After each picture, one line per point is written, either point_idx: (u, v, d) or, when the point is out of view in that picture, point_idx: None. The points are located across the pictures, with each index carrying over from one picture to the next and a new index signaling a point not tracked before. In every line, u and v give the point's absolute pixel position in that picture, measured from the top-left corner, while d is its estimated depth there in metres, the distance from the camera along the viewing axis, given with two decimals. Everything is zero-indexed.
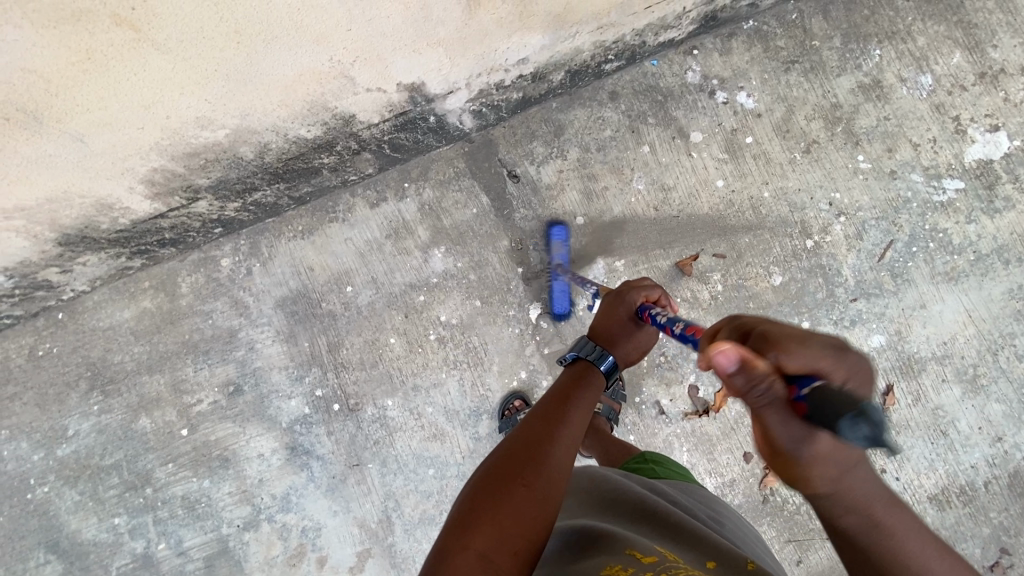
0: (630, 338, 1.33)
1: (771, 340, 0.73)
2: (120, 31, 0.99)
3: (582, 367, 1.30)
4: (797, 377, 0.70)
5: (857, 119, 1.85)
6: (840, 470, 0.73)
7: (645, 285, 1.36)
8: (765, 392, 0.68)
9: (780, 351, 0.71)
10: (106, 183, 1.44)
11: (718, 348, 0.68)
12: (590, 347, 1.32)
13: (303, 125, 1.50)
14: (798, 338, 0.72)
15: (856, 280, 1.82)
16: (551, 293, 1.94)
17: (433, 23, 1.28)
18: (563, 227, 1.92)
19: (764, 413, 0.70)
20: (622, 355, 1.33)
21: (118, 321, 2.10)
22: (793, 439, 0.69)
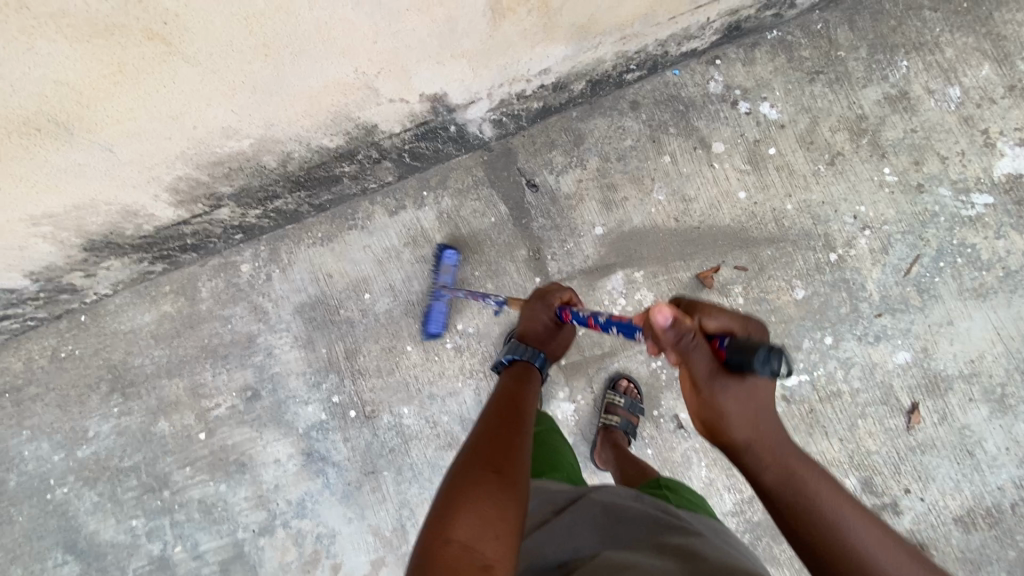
0: (554, 336, 1.51)
1: (698, 308, 1.04)
2: (152, 45, 0.99)
3: (521, 367, 1.44)
4: (713, 332, 1.01)
5: (883, 131, 1.82)
6: (750, 411, 0.96)
7: (557, 287, 1.55)
8: (693, 340, 0.96)
9: (704, 316, 1.02)
10: (132, 191, 1.45)
11: (660, 308, 0.92)
12: (523, 348, 1.45)
13: (326, 135, 1.51)
14: (711, 307, 1.04)
15: (881, 295, 1.79)
16: (428, 312, 1.94)
17: (458, 35, 1.28)
18: (454, 251, 1.93)
19: (690, 358, 0.97)
20: (550, 350, 1.50)
21: (139, 324, 2.13)
22: (709, 374, 0.96)
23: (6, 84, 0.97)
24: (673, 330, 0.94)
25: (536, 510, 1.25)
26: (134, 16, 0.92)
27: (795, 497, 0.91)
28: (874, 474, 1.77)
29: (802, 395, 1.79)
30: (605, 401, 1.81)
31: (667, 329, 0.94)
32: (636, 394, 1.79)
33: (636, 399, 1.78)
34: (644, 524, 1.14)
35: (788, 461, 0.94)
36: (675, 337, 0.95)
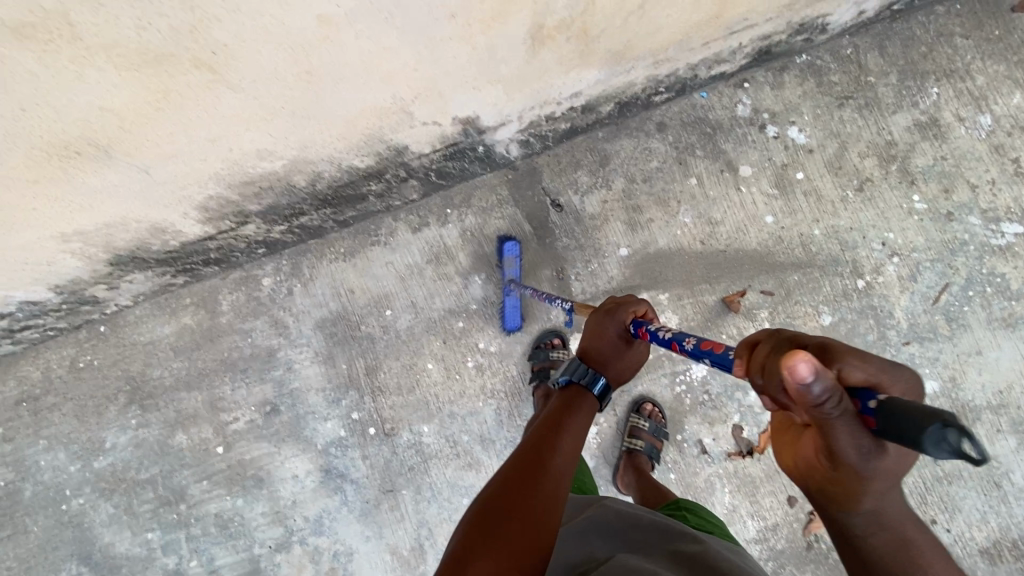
0: (621, 358, 1.26)
1: (832, 349, 0.61)
2: (199, 74, 0.98)
3: (576, 393, 1.24)
4: (858, 389, 0.59)
5: (912, 158, 1.81)
6: (887, 486, 0.65)
7: (633, 300, 1.27)
8: (836, 406, 0.57)
9: (844, 361, 0.60)
10: (163, 210, 1.45)
11: (798, 354, 0.54)
12: (583, 370, 1.24)
13: (358, 156, 1.51)
14: (854, 349, 0.61)
15: (909, 323, 1.78)
16: (503, 308, 1.96)
17: (496, 62, 1.27)
18: (514, 242, 1.93)
19: (831, 426, 0.59)
20: (615, 376, 1.26)
21: (158, 335, 2.12)
22: (859, 452, 0.60)
23: (52, 111, 0.96)
24: (818, 388, 0.55)
25: None
26: (183, 46, 0.91)
27: (908, 569, 0.70)
28: None
29: None
30: (629, 424, 1.81)
31: (812, 386, 0.55)
32: (660, 417, 1.80)
33: (660, 422, 1.78)
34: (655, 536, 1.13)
35: (901, 529, 0.71)
36: (815, 401, 0.56)
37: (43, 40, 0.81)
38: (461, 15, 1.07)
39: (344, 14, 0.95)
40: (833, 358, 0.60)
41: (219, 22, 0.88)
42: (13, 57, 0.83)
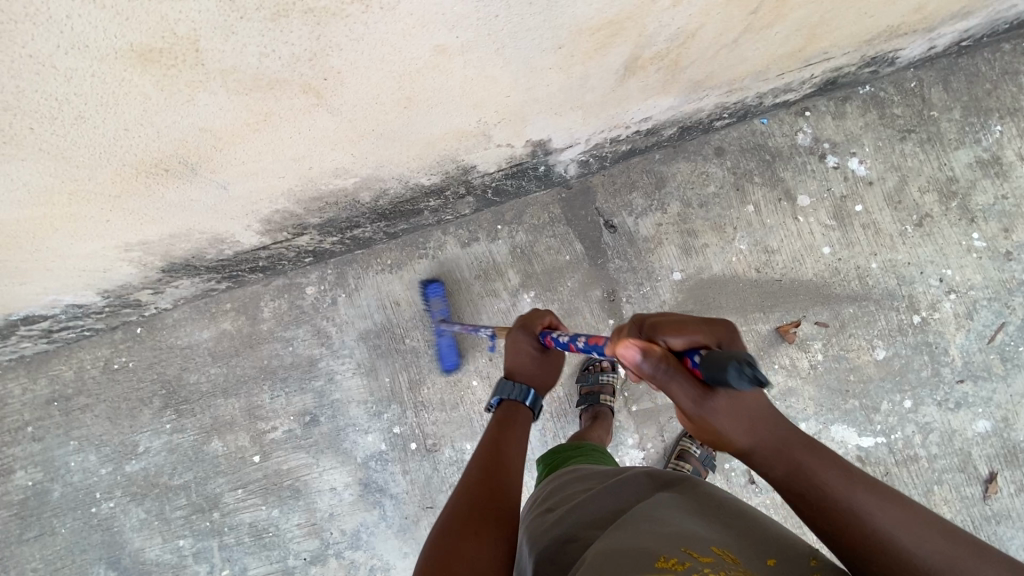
0: (544, 366, 1.29)
1: (657, 329, 0.89)
2: (304, 98, 0.95)
3: (509, 408, 1.23)
4: (686, 351, 0.86)
5: (973, 195, 1.81)
6: (743, 419, 0.85)
7: (537, 314, 1.35)
8: (663, 364, 0.83)
9: (666, 335, 0.88)
10: (228, 222, 1.42)
11: (621, 343, 0.85)
12: (511, 386, 1.24)
13: (427, 174, 1.49)
14: (673, 324, 0.88)
15: (963, 361, 1.78)
16: (438, 348, 1.96)
17: (584, 90, 1.25)
18: (437, 283, 1.95)
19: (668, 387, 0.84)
20: (543, 386, 1.28)
21: (196, 340, 2.09)
22: (699, 399, 0.82)
23: (153, 131, 0.93)
24: (644, 360, 0.84)
25: (583, 481, 1.30)
26: (298, 72, 0.88)
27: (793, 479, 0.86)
28: None
29: (879, 457, 1.77)
30: (680, 447, 1.80)
31: (638, 361, 0.84)
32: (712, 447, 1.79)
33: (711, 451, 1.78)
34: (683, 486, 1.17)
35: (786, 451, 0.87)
36: (651, 368, 0.84)
37: (166, 65, 0.78)
38: (569, 47, 1.05)
39: (459, 44, 0.93)
40: (657, 336, 0.88)
41: (339, 52, 0.85)
42: (133, 80, 0.80)
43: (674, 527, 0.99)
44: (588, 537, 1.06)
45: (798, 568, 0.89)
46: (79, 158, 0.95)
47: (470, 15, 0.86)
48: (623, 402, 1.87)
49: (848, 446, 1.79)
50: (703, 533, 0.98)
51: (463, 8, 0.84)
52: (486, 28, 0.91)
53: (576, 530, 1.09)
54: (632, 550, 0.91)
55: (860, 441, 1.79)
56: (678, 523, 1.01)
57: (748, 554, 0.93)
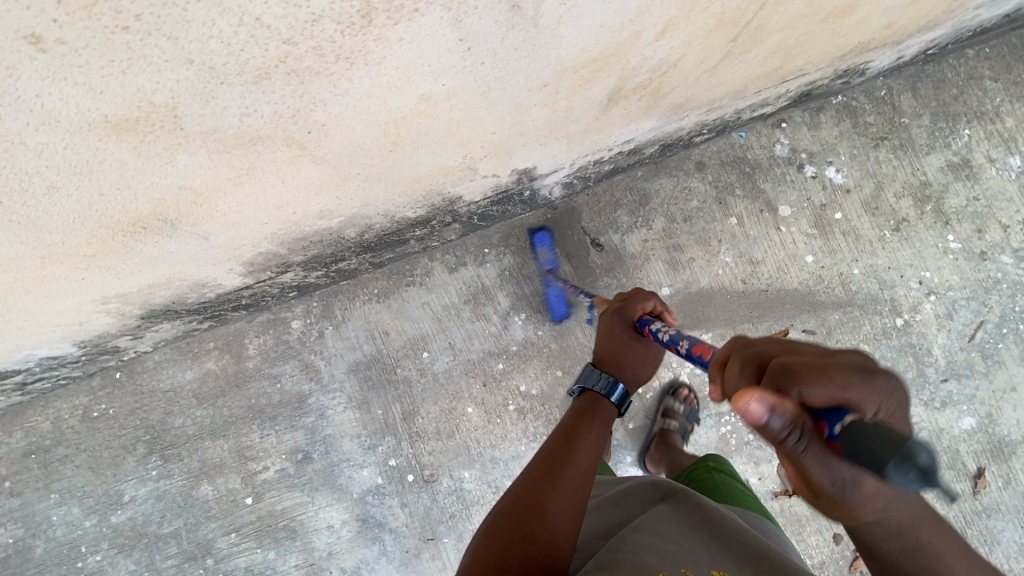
0: (631, 354, 1.27)
1: (791, 375, 0.67)
2: (287, 150, 0.92)
3: (592, 398, 1.25)
4: (823, 411, 0.66)
5: (946, 198, 1.86)
6: (881, 495, 0.69)
7: (638, 296, 1.30)
8: (797, 435, 0.64)
9: (802, 387, 0.66)
10: (209, 268, 1.38)
11: (751, 397, 0.62)
12: (598, 376, 1.25)
13: (412, 208, 1.48)
14: (812, 371, 0.66)
15: (946, 360, 1.82)
16: (547, 301, 1.94)
17: (568, 122, 1.25)
18: (545, 232, 1.93)
19: (801, 456, 0.65)
20: (630, 379, 1.28)
21: (180, 382, 2.02)
22: (831, 474, 0.66)
23: (130, 194, 0.90)
24: (780, 421, 0.63)
25: (586, 493, 1.31)
26: (281, 128, 0.85)
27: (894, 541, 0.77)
28: None
29: None
30: (664, 406, 1.82)
31: (769, 421, 0.63)
32: (694, 400, 1.82)
33: (694, 405, 1.82)
34: (686, 502, 1.17)
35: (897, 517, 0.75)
36: (782, 435, 0.64)
37: (143, 131, 0.75)
38: (554, 84, 1.04)
39: (445, 91, 0.91)
40: (790, 388, 0.66)
41: (323, 107, 0.83)
42: (107, 149, 0.76)
43: (676, 544, 0.99)
44: (590, 547, 1.07)
45: None
46: (52, 225, 0.92)
47: (455, 65, 0.85)
48: (620, 419, 1.89)
49: None
50: (703, 556, 0.98)
51: (447, 58, 0.82)
52: (472, 74, 0.89)
53: (579, 539, 1.11)
54: (631, 562, 0.91)
55: None
56: (680, 542, 1.01)
57: None
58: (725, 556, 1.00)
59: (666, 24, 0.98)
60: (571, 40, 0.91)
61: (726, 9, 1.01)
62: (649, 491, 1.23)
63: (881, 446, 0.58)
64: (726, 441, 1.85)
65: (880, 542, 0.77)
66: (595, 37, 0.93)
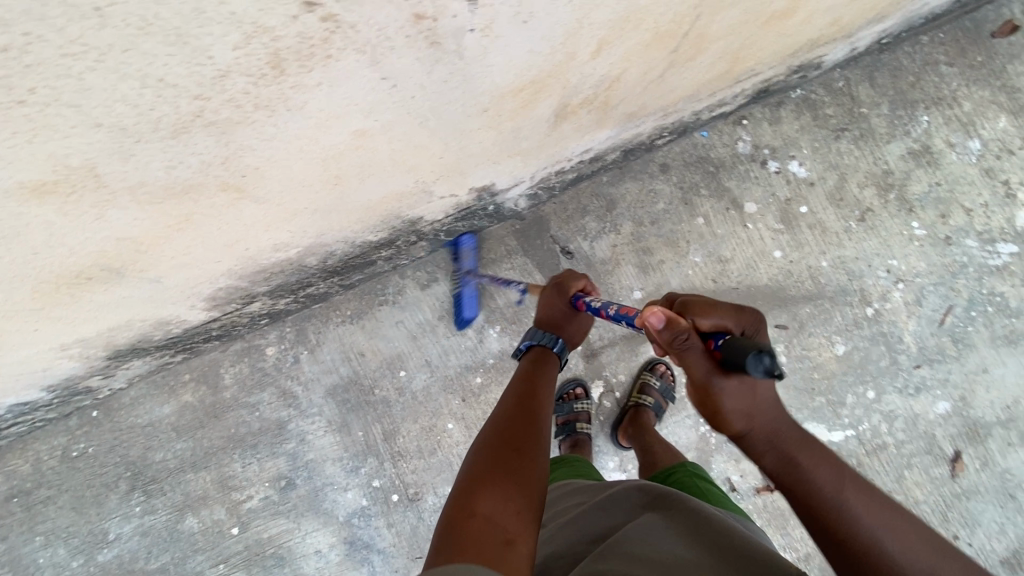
0: (572, 322, 1.39)
1: (688, 305, 0.99)
2: (224, 195, 0.92)
3: (537, 353, 1.34)
4: (711, 331, 0.95)
5: (909, 185, 1.87)
6: (751, 402, 0.94)
7: (572, 275, 1.44)
8: (685, 336, 0.92)
9: (696, 315, 0.97)
10: (170, 307, 1.36)
11: (652, 310, 0.94)
12: (541, 334, 1.36)
13: (372, 232, 1.47)
14: (702, 304, 0.98)
15: (918, 347, 1.84)
16: (459, 299, 1.91)
17: (519, 139, 1.24)
18: (470, 236, 1.91)
19: (687, 358, 0.93)
20: (569, 339, 1.39)
21: (158, 416, 2.01)
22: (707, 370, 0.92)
23: (67, 249, 0.89)
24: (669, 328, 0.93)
25: (576, 496, 1.30)
26: (213, 175, 0.85)
27: (795, 474, 0.93)
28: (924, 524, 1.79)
29: (851, 450, 1.82)
30: (640, 380, 1.85)
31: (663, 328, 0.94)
32: (670, 377, 1.85)
33: (670, 382, 1.83)
34: (668, 504, 1.15)
35: (788, 446, 0.96)
36: (671, 337, 0.94)
37: (64, 192, 0.74)
38: (494, 108, 1.04)
39: (380, 126, 0.91)
40: (688, 312, 0.97)
41: (253, 152, 0.83)
42: (31, 212, 0.76)
43: (658, 556, 0.97)
44: (576, 554, 1.08)
45: None
46: None
47: (386, 101, 0.84)
48: (599, 426, 1.89)
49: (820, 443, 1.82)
50: (686, 561, 0.96)
51: (375, 96, 0.82)
52: (405, 108, 0.89)
53: (564, 546, 1.10)
54: None
55: (831, 437, 1.83)
56: (661, 552, 0.98)
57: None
58: (710, 556, 0.98)
59: (600, 43, 0.98)
60: (502, 68, 0.90)
61: (661, 23, 1.01)
62: (632, 492, 1.21)
63: (744, 347, 0.83)
64: (706, 440, 1.86)
65: (771, 462, 0.96)
66: (527, 63, 0.92)
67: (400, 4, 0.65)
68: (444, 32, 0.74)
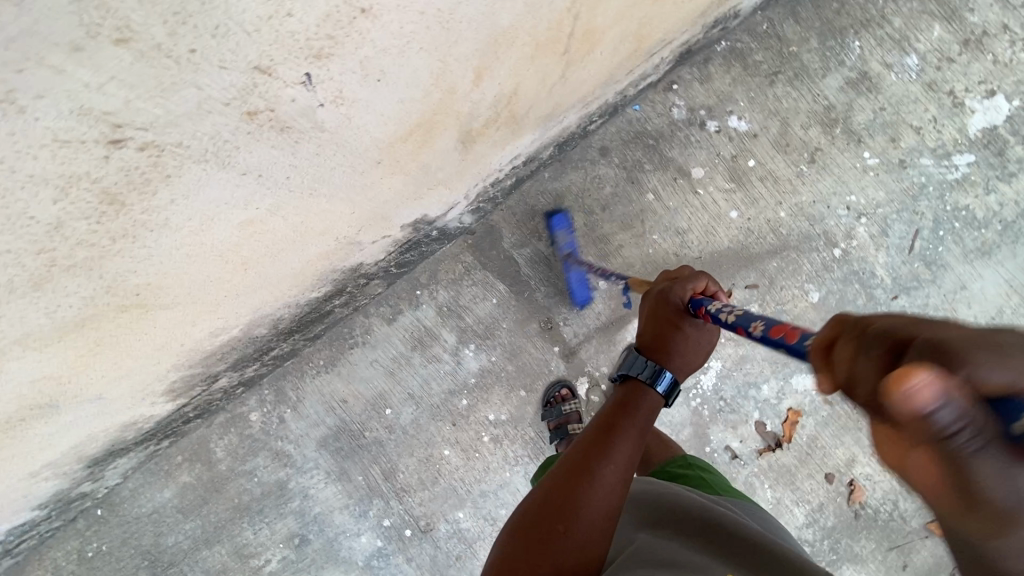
0: (686, 342, 0.98)
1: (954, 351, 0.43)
2: (128, 314, 0.90)
3: (634, 390, 0.98)
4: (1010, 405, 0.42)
5: (853, 116, 1.82)
6: None
7: (689, 274, 1.03)
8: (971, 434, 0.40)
9: (976, 366, 0.42)
10: (128, 410, 1.33)
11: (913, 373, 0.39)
12: (641, 362, 0.97)
13: (314, 289, 1.43)
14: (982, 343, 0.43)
15: (892, 278, 1.81)
16: (568, 283, 1.88)
17: (433, 172, 1.19)
18: (563, 215, 1.86)
19: (966, 466, 0.42)
20: (681, 365, 0.99)
21: (160, 501, 1.95)
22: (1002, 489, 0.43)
23: None
24: (951, 414, 0.39)
25: None
26: (106, 304, 0.83)
27: None
28: None
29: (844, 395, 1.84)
30: None
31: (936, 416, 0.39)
32: None
33: None
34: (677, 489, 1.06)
35: None
36: (944, 431, 0.40)
37: None
38: (389, 157, 1.00)
39: (265, 212, 0.89)
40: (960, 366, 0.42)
41: (135, 274, 0.80)
42: None
43: (684, 555, 0.86)
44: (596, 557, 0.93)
45: None
46: None
47: (260, 191, 0.83)
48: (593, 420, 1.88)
49: (813, 392, 1.85)
50: (713, 555, 0.87)
51: (242, 192, 0.81)
52: (286, 189, 0.87)
53: None
54: None
55: None
56: (684, 542, 0.89)
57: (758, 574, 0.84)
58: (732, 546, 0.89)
59: (478, 71, 0.93)
60: (377, 124, 0.87)
61: (538, 32, 0.96)
62: (635, 482, 1.09)
63: None
64: (700, 414, 1.85)
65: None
66: (403, 112, 0.89)
67: (222, 108, 0.66)
68: (289, 116, 0.72)
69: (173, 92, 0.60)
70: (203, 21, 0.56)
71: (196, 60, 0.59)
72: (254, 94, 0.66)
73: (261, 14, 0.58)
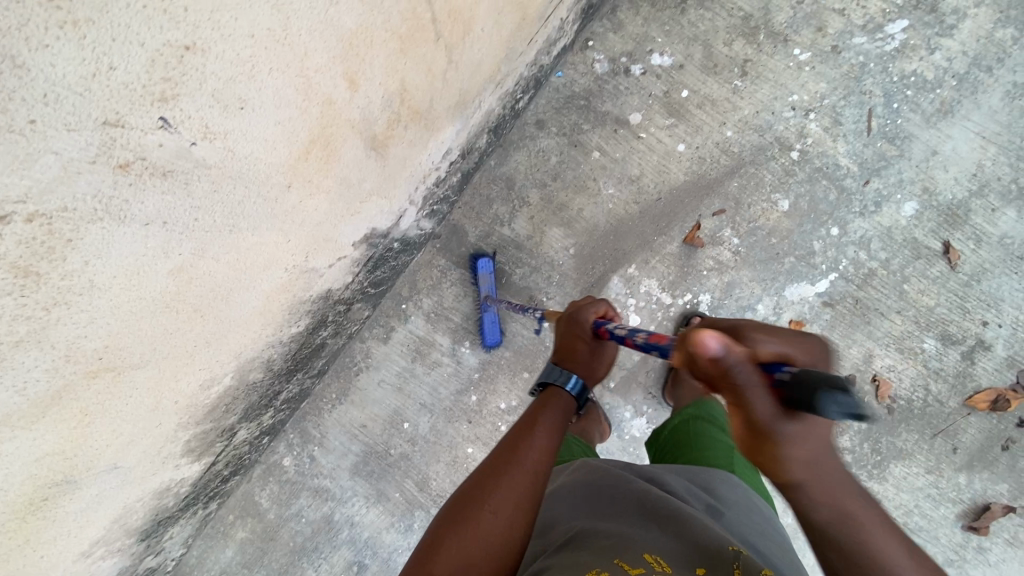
0: (591, 356, 1.14)
1: None
2: (101, 378, 0.99)
3: (550, 392, 1.10)
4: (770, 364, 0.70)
5: (774, 18, 1.80)
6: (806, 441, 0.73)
7: (592, 300, 1.21)
8: (742, 372, 0.67)
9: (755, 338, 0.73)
10: (155, 475, 1.42)
11: (707, 333, 0.66)
12: (556, 370, 1.12)
13: (291, 325, 1.48)
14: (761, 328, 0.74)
15: (858, 163, 1.76)
16: (482, 325, 1.91)
17: (356, 184, 1.28)
18: (486, 258, 1.89)
19: (746, 402, 0.68)
20: (590, 375, 1.14)
21: (225, 561, 2.02)
22: (772, 416, 0.69)
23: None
24: (728, 362, 0.67)
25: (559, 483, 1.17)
26: (74, 371, 0.92)
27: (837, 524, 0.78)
28: (947, 325, 1.72)
29: (841, 293, 1.75)
30: None
31: (721, 360, 0.67)
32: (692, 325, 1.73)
33: None
34: (618, 479, 1.09)
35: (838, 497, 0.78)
36: (727, 368, 0.67)
37: None
38: (299, 178, 1.11)
39: (190, 256, 1.00)
40: None
41: (87, 338, 0.91)
42: None
43: (611, 535, 0.89)
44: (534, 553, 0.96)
45: (723, 563, 0.82)
46: None
47: (173, 236, 0.94)
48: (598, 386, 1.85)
49: (809, 299, 1.77)
50: (643, 535, 0.90)
51: (156, 240, 0.92)
52: (198, 230, 0.98)
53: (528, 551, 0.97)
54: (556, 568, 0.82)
55: (816, 288, 1.77)
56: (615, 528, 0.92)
57: (685, 549, 0.86)
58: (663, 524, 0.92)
59: (348, 76, 1.06)
60: (265, 149, 1.00)
61: (394, 25, 1.08)
62: (589, 473, 1.15)
63: (813, 378, 0.63)
64: None
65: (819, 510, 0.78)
66: (286, 130, 1.02)
67: (91, 166, 0.77)
68: (164, 160, 0.85)
69: (34, 161, 0.70)
70: (31, 92, 0.67)
71: (41, 129, 0.70)
72: (117, 146, 0.78)
73: (83, 74, 0.70)
